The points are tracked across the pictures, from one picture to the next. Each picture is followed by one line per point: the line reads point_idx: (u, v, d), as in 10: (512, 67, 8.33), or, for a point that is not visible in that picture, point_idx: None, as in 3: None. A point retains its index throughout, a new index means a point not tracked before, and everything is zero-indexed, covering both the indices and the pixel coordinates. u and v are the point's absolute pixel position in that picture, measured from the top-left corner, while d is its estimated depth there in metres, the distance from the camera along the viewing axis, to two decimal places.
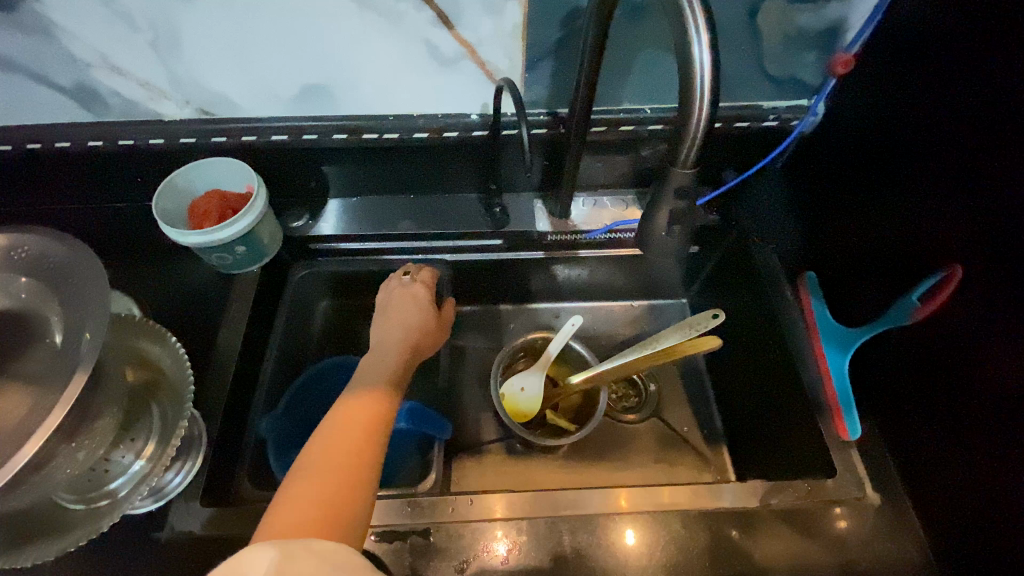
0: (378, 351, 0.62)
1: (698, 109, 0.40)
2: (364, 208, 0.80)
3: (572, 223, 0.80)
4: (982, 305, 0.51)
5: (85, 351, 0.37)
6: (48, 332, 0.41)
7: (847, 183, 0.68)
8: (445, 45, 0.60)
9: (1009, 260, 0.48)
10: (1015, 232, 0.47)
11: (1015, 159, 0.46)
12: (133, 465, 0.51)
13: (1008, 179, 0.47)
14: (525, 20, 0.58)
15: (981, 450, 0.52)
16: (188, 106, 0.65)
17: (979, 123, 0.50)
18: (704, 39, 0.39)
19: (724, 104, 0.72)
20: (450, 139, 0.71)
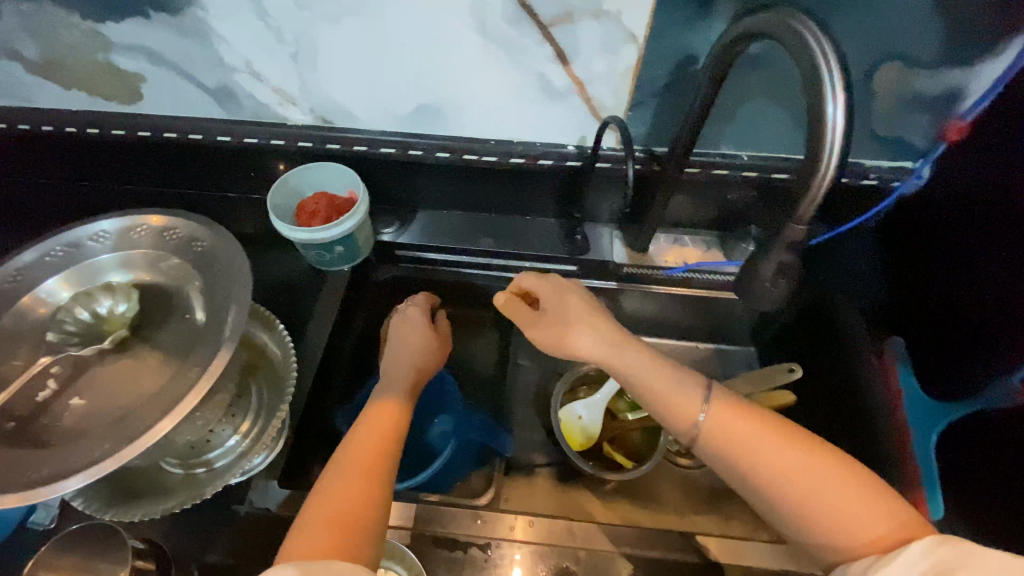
0: (387, 376, 0.64)
1: (827, 161, 0.40)
2: (448, 223, 0.84)
3: (650, 259, 0.81)
4: None
5: (231, 330, 0.42)
6: (189, 308, 0.46)
7: (948, 250, 0.66)
8: (558, 80, 0.63)
9: None
10: None
11: None
12: (230, 440, 0.55)
13: None
14: (639, 63, 0.60)
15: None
16: (311, 114, 0.71)
17: None
18: (839, 98, 0.40)
19: (854, 160, 0.71)
20: (544, 166, 0.74)
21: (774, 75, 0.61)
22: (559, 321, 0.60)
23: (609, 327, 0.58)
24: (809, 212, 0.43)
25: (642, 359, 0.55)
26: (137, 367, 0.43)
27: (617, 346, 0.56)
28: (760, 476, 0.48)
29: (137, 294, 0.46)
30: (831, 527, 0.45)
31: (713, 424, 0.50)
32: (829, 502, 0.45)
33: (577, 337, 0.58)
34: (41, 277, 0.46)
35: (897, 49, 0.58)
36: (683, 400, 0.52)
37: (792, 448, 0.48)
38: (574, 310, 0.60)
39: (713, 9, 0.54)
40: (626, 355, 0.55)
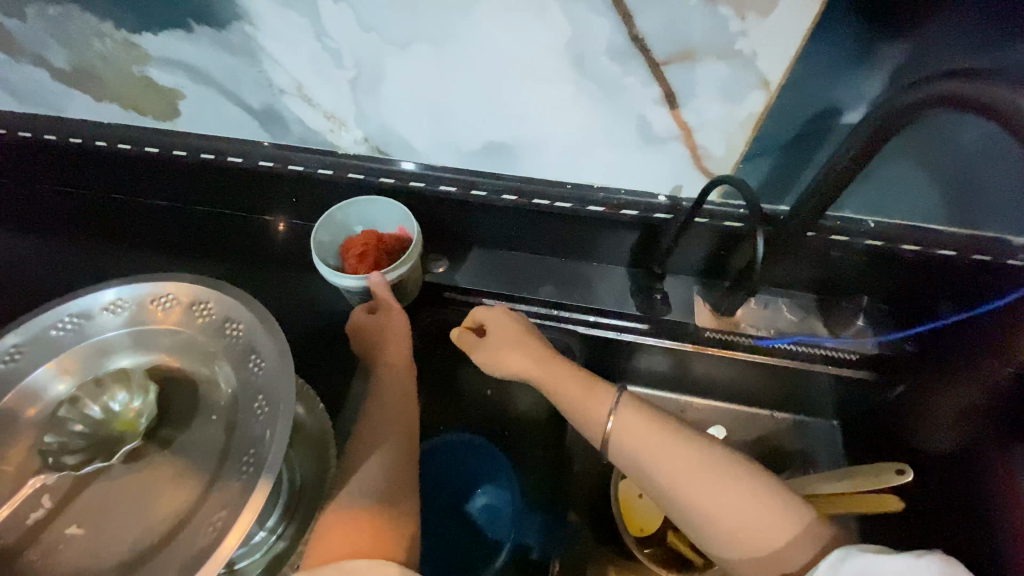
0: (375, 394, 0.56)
1: None
2: (506, 265, 0.75)
3: (736, 322, 0.70)
4: None
5: (275, 445, 0.36)
6: (216, 406, 0.41)
7: None
8: (660, 125, 0.53)
9: None
10: None
11: None
12: (257, 539, 0.47)
13: None
14: (765, 111, 0.49)
15: None
16: (364, 143, 0.62)
17: None
18: None
19: None
20: (626, 217, 0.64)
21: (930, 136, 0.50)
22: (495, 346, 0.60)
23: (534, 342, 0.59)
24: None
25: (563, 369, 0.57)
26: (159, 475, 0.39)
27: (541, 360, 0.57)
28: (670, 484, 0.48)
29: (154, 389, 0.42)
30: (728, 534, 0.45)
31: (623, 433, 0.51)
32: (726, 515, 0.45)
33: (509, 355, 0.58)
34: (31, 365, 0.41)
35: None
36: (595, 407, 0.54)
37: (697, 462, 0.48)
38: (506, 331, 0.60)
39: (877, 57, 0.44)
40: (547, 369, 0.57)
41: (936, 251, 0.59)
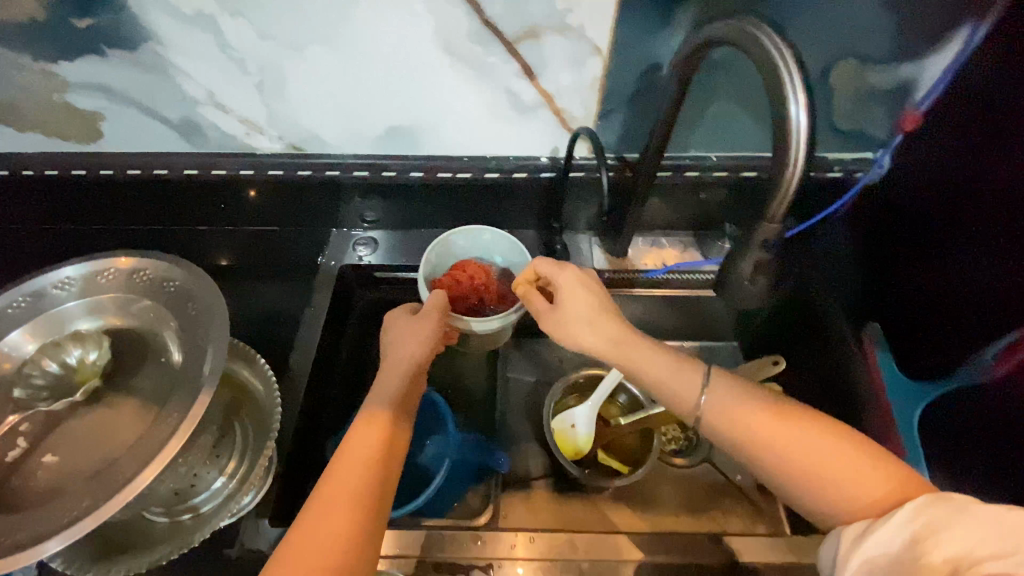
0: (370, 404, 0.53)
1: (793, 163, 0.42)
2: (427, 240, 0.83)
3: (628, 262, 0.82)
4: None
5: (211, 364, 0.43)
6: (163, 352, 0.48)
7: (909, 226, 0.68)
8: (526, 95, 0.64)
9: None
10: None
11: None
12: (216, 481, 0.55)
13: None
14: (604, 74, 0.61)
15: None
16: (280, 142, 0.70)
17: None
18: (800, 99, 0.41)
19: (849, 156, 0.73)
20: (519, 179, 0.74)
21: (734, 79, 0.63)
22: (557, 325, 0.57)
23: (611, 320, 0.55)
24: (782, 211, 0.44)
25: (652, 349, 0.53)
26: (114, 418, 0.46)
27: (620, 344, 0.54)
28: (766, 435, 0.46)
29: (107, 343, 0.49)
30: (816, 478, 0.45)
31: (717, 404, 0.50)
32: (818, 461, 0.45)
33: (577, 329, 0.55)
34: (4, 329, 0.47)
35: (851, 47, 0.60)
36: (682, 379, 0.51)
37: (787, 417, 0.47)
38: (576, 303, 0.56)
39: (673, 18, 0.56)
40: (621, 343, 0.54)
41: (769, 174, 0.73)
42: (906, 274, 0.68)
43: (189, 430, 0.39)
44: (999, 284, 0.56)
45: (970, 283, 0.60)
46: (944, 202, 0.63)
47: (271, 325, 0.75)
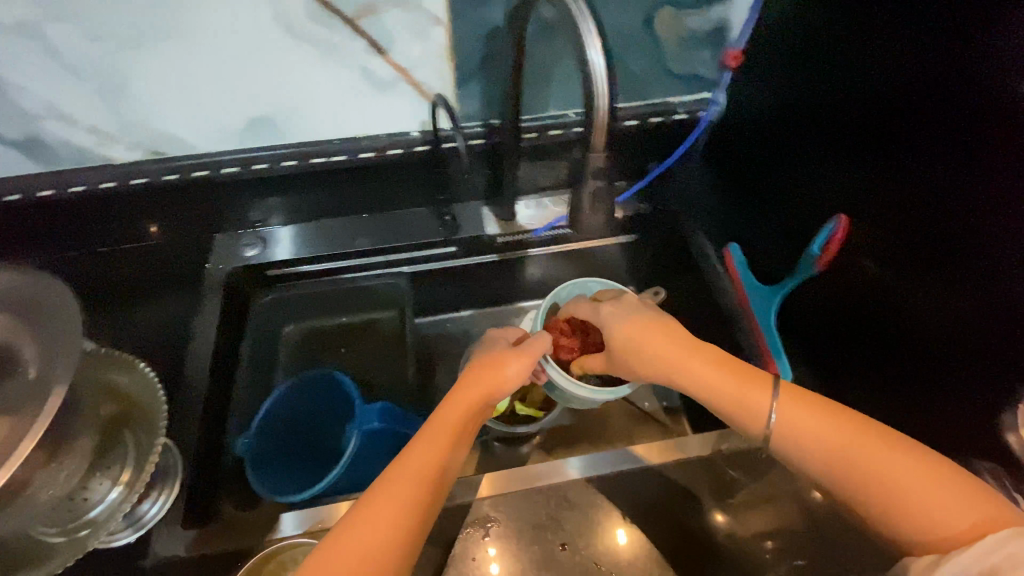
0: (442, 415, 0.53)
1: (601, 99, 0.46)
2: (316, 231, 0.81)
3: (519, 225, 0.83)
4: (868, 253, 0.60)
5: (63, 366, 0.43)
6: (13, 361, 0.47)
7: (763, 153, 0.74)
8: (381, 71, 0.66)
9: (911, 225, 0.54)
10: (918, 185, 0.52)
11: (905, 127, 0.53)
12: (109, 492, 0.56)
13: (905, 137, 0.53)
14: (450, 44, 0.64)
15: (877, 367, 0.61)
16: (138, 148, 0.70)
17: (883, 98, 0.55)
18: (596, 44, 0.45)
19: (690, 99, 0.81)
20: (394, 156, 0.77)
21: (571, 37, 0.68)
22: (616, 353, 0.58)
23: (662, 334, 0.54)
24: (601, 141, 0.49)
25: (705, 362, 0.51)
26: None
27: (681, 356, 0.51)
28: (826, 449, 0.44)
29: None
30: (882, 497, 0.41)
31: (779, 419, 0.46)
32: (894, 482, 0.41)
33: (630, 356, 0.56)
34: None
35: None
36: (742, 391, 0.48)
37: (862, 435, 0.43)
38: (627, 327, 0.56)
39: None
40: (687, 355, 0.51)
41: (625, 122, 0.80)
42: (751, 195, 0.78)
43: (40, 432, 0.39)
44: (815, 184, 0.66)
45: (796, 189, 0.69)
46: (768, 124, 0.72)
47: (161, 337, 0.73)
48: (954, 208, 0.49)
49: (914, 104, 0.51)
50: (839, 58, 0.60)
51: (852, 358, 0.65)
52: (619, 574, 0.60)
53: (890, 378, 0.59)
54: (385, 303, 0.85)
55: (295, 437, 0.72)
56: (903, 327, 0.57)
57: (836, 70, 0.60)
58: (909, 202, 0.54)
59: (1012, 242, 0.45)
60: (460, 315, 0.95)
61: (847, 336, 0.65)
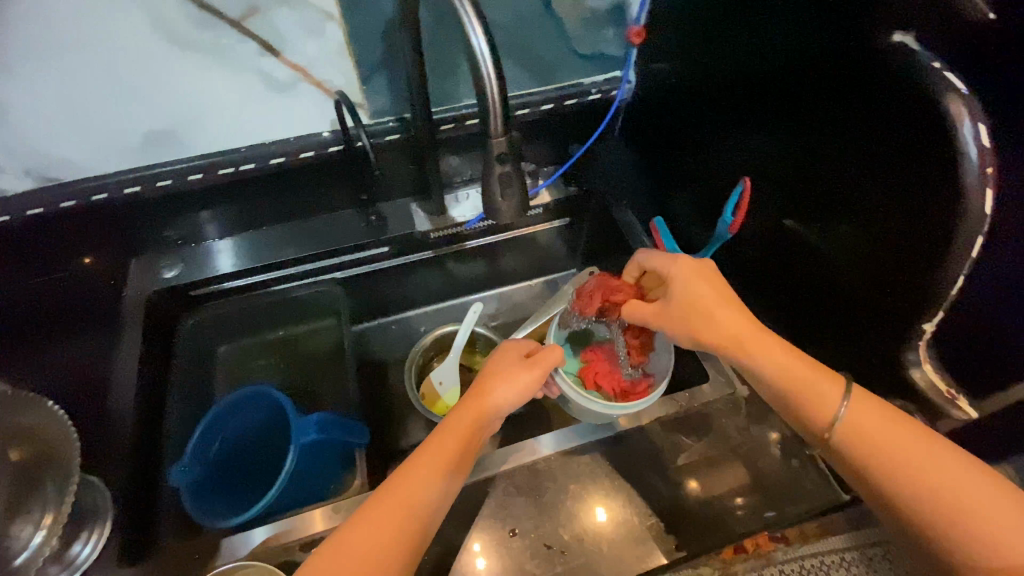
0: (445, 429, 0.57)
1: (487, 73, 0.47)
2: (252, 244, 0.79)
3: (451, 219, 0.82)
4: (769, 212, 0.63)
5: None
6: None
7: (670, 127, 0.76)
8: (280, 72, 0.65)
9: (799, 185, 0.57)
10: (798, 142, 0.55)
11: (779, 89, 0.56)
12: (32, 537, 0.53)
13: (780, 98, 0.56)
14: (347, 37, 0.63)
15: (799, 322, 0.64)
16: (29, 175, 0.67)
17: (758, 64, 0.58)
18: (476, 26, 0.46)
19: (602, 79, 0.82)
20: (307, 159, 0.74)
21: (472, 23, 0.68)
22: (679, 314, 0.58)
23: (735, 314, 0.56)
24: (499, 125, 0.51)
25: (780, 353, 0.53)
26: None
27: (749, 341, 0.54)
28: (896, 462, 0.47)
29: None
30: (938, 508, 0.45)
31: (858, 429, 0.49)
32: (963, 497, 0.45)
33: (697, 321, 0.57)
34: None
35: None
36: (821, 396, 0.51)
37: (947, 455, 0.46)
38: (700, 293, 0.57)
39: None
40: (749, 332, 0.55)
41: (540, 106, 0.81)
42: (668, 168, 0.79)
43: None
44: (724, 154, 0.68)
45: (705, 160, 0.71)
46: (678, 99, 0.74)
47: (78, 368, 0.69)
48: (843, 168, 0.51)
49: (796, 71, 0.53)
50: (729, 30, 0.61)
51: (769, 313, 0.68)
52: (593, 549, 0.63)
53: (805, 330, 0.63)
54: (322, 313, 0.82)
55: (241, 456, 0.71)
56: (811, 281, 0.60)
57: (717, 40, 0.63)
58: (804, 166, 0.56)
59: (884, 194, 0.48)
60: (405, 317, 0.94)
61: (767, 296, 0.68)
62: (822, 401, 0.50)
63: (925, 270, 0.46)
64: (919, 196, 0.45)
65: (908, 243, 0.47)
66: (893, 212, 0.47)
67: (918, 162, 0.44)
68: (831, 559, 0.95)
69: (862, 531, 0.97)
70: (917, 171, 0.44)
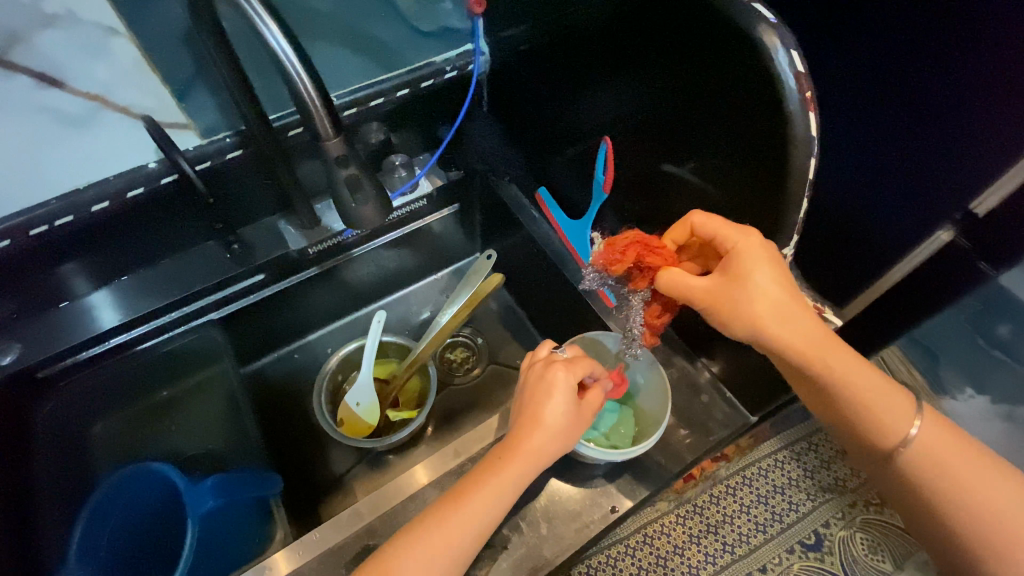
0: (496, 475, 0.53)
1: (297, 76, 0.45)
2: (133, 290, 0.70)
3: (327, 228, 0.76)
4: (628, 168, 0.63)
5: None
6: None
7: (528, 95, 0.75)
8: (67, 105, 0.60)
9: (644, 137, 0.58)
10: (636, 93, 0.56)
11: (603, 44, 0.57)
12: None
13: (606, 52, 0.57)
14: (142, 53, 0.61)
15: None
16: None
17: (581, 23, 0.58)
18: (272, 26, 0.44)
19: (454, 55, 0.78)
20: (138, 197, 0.64)
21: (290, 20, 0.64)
22: (741, 296, 0.51)
23: (806, 313, 0.51)
24: (328, 124, 0.49)
25: (842, 359, 0.52)
26: None
27: (819, 339, 0.51)
28: (940, 468, 0.52)
29: None
30: (953, 495, 0.52)
31: (925, 438, 0.53)
32: (987, 498, 0.51)
33: (763, 308, 0.51)
34: None
35: None
36: (891, 415, 0.53)
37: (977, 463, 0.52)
38: (773, 283, 0.50)
39: None
40: (816, 338, 0.51)
41: (396, 93, 0.75)
42: (535, 138, 0.78)
43: None
44: (584, 115, 0.66)
45: (567, 123, 0.70)
46: (532, 66, 0.71)
47: None
48: (688, 113, 0.51)
49: (614, 24, 0.54)
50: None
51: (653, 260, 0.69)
52: (553, 527, 0.63)
53: None
54: (205, 359, 0.75)
55: (143, 520, 0.67)
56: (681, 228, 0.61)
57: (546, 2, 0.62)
58: (653, 118, 0.55)
59: (719, 132, 0.49)
60: (308, 341, 0.88)
61: None
62: (893, 415, 0.53)
63: (772, 195, 0.48)
64: (755, 127, 0.45)
65: (760, 175, 0.48)
66: (732, 148, 0.49)
67: (730, 97, 0.46)
68: (766, 464, 1.03)
69: (785, 432, 1.06)
70: (741, 106, 0.46)
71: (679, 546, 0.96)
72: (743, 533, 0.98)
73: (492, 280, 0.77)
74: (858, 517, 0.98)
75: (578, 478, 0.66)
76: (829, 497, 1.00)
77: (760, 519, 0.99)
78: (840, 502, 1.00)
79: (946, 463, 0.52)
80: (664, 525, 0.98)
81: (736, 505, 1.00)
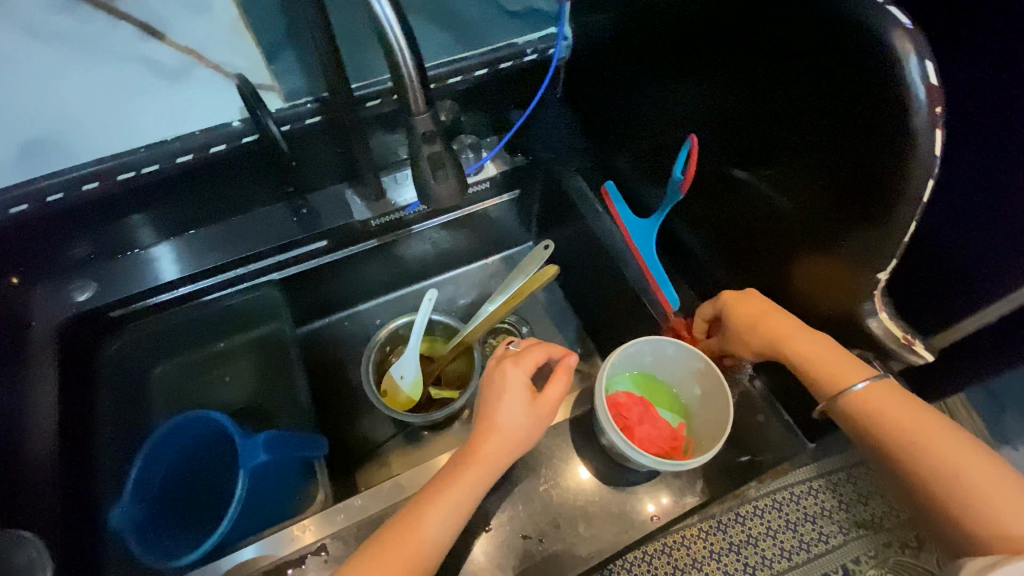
0: (453, 479, 0.55)
1: (400, 50, 0.45)
2: (202, 241, 0.73)
3: (391, 202, 0.76)
4: (709, 171, 0.60)
5: None
6: None
7: (607, 86, 0.73)
8: (169, 59, 0.66)
9: (731, 141, 0.55)
10: (732, 94, 0.52)
11: (701, 39, 0.54)
12: None
13: (703, 48, 0.54)
14: (238, 13, 0.68)
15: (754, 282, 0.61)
16: None
17: (678, 15, 0.56)
18: None
19: (535, 37, 0.76)
20: (218, 154, 0.65)
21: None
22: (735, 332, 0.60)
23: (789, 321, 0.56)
24: (420, 99, 0.48)
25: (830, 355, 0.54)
26: None
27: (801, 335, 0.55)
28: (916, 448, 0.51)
29: None
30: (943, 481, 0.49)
31: (886, 411, 0.52)
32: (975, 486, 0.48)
33: (747, 336, 0.59)
34: None
35: None
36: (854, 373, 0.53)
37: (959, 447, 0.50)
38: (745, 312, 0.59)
39: None
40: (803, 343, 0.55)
41: (474, 72, 0.74)
42: (608, 131, 0.76)
43: None
44: (666, 112, 0.63)
45: (645, 119, 0.67)
46: (616, 58, 0.69)
47: None
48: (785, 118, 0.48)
49: (715, 19, 0.51)
50: None
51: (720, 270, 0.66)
52: (587, 527, 0.62)
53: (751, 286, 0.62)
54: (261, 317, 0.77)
55: (192, 465, 0.68)
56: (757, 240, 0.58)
57: None
58: (741, 122, 0.53)
59: (815, 144, 0.46)
60: (356, 310, 0.90)
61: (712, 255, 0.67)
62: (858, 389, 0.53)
63: (871, 216, 0.44)
64: (857, 140, 0.43)
65: (851, 194, 0.45)
66: (828, 163, 0.46)
67: (839, 107, 0.43)
68: (800, 490, 1.00)
69: (825, 460, 1.01)
70: (848, 119, 0.43)
71: (699, 561, 0.94)
72: (767, 557, 0.95)
73: (546, 272, 0.75)
74: (892, 557, 0.94)
75: (617, 483, 0.65)
76: (863, 533, 0.96)
77: (787, 545, 0.95)
78: (875, 540, 0.95)
79: (926, 455, 0.50)
80: (687, 537, 0.96)
81: (763, 527, 0.97)
